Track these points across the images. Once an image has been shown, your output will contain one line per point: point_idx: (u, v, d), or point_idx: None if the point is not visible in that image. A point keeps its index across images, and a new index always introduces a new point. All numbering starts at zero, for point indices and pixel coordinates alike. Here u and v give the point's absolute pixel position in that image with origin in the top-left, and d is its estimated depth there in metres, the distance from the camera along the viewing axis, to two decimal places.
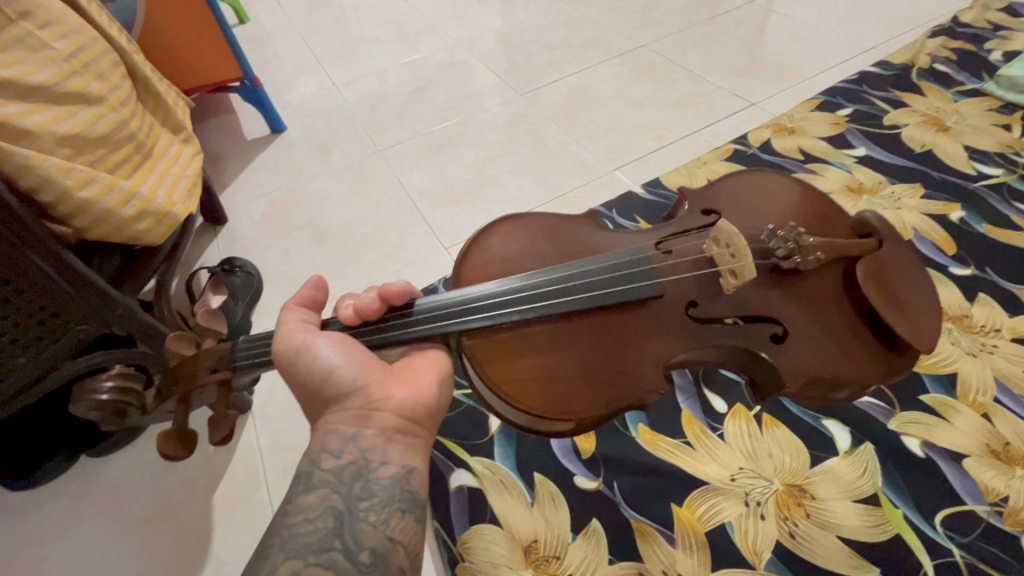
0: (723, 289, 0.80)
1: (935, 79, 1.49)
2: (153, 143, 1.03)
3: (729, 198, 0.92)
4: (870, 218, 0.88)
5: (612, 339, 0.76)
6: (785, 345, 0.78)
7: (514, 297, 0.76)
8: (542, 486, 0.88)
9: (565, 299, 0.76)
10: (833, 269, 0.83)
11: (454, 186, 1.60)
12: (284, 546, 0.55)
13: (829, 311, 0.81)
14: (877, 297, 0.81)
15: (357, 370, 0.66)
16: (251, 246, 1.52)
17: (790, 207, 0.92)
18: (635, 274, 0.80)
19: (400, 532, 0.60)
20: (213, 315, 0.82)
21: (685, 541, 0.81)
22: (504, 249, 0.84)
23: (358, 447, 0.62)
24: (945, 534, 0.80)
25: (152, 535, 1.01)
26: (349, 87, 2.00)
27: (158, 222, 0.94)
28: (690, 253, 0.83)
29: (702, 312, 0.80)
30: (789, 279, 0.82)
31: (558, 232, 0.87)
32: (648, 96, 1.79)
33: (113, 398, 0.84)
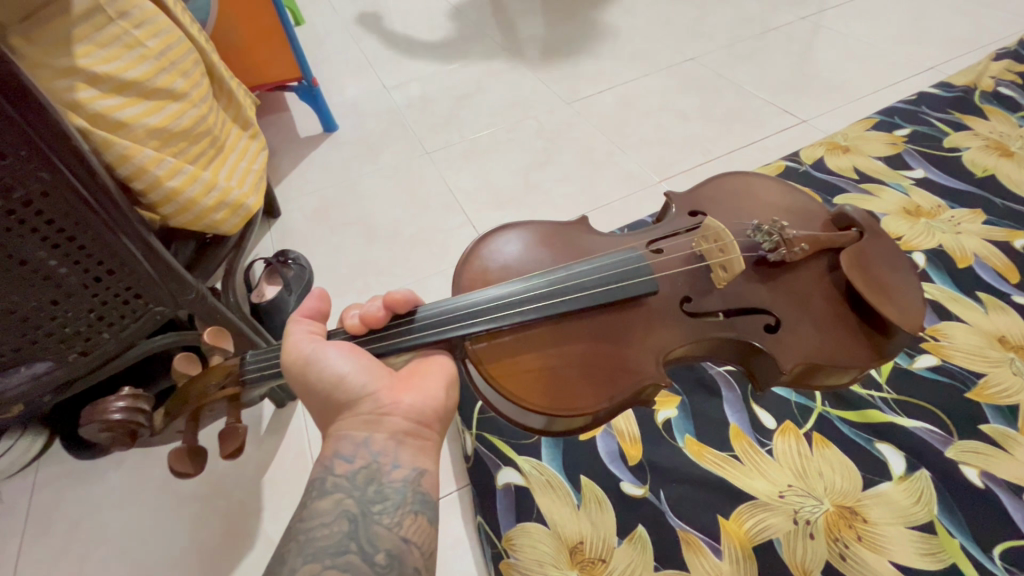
0: (714, 284, 0.81)
1: (998, 103, 1.45)
2: (225, 137, 1.09)
3: (716, 203, 0.94)
4: (852, 211, 0.87)
5: (614, 340, 0.77)
6: (780, 336, 0.79)
7: (509, 298, 0.77)
8: (588, 489, 0.89)
9: (560, 298, 0.78)
10: (818, 261, 0.84)
11: (500, 192, 1.63)
12: (302, 550, 0.56)
13: (817, 302, 0.81)
14: (862, 279, 0.80)
15: (367, 376, 0.67)
16: (303, 239, 1.58)
17: (773, 205, 0.94)
18: (626, 276, 0.80)
19: (413, 532, 0.60)
20: (219, 332, 0.81)
21: (732, 554, 0.81)
22: (499, 262, 0.86)
23: (370, 451, 0.62)
24: (1004, 567, 0.78)
25: (203, 511, 1.06)
26: (398, 90, 2.06)
27: (233, 213, 0.99)
28: (681, 251, 0.85)
29: (695, 307, 0.81)
30: (777, 271, 0.83)
31: (555, 237, 0.89)
32: (695, 109, 1.79)
33: (126, 417, 0.76)
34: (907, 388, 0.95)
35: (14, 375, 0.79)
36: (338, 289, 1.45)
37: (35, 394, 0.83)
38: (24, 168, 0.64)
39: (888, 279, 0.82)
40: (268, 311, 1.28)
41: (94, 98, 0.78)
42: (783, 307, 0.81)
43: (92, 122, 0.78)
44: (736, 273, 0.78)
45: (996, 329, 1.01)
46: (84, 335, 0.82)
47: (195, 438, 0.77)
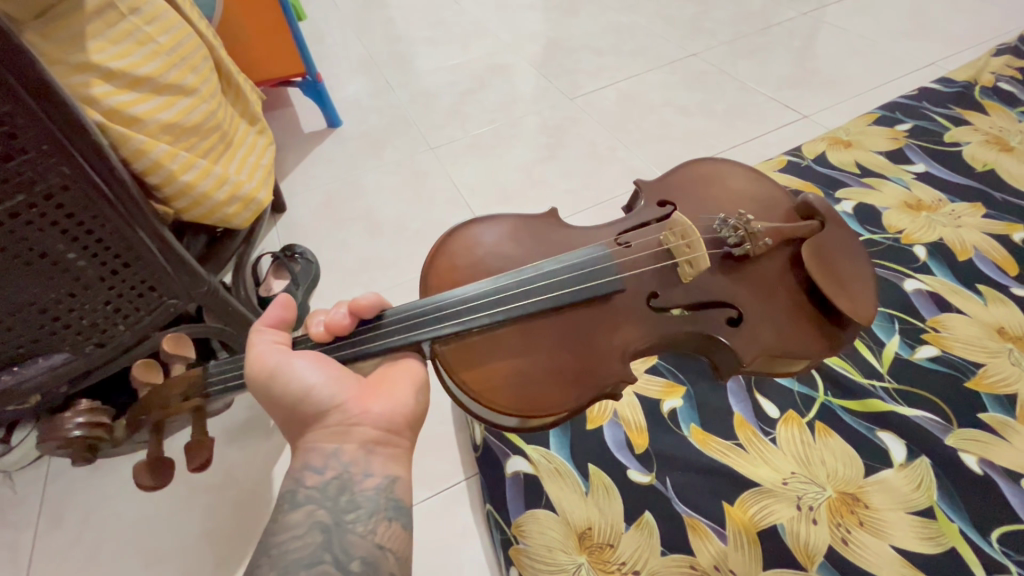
0: (680, 278, 0.84)
1: (998, 97, 1.43)
2: (234, 132, 1.10)
3: (685, 196, 0.94)
4: (813, 200, 0.90)
5: (582, 340, 0.79)
6: (741, 329, 0.82)
7: (475, 300, 0.77)
8: (596, 477, 0.91)
9: (528, 299, 0.78)
10: (781, 252, 0.87)
11: (504, 187, 1.64)
12: (277, 563, 0.56)
13: (776, 295, 0.85)
14: (817, 270, 0.84)
15: (335, 388, 0.66)
16: (308, 235, 1.59)
17: (737, 194, 0.95)
18: (591, 275, 0.81)
19: (388, 539, 0.61)
20: (181, 340, 0.79)
21: (736, 539, 0.83)
22: (466, 257, 0.85)
23: (340, 462, 0.63)
24: (1001, 551, 0.80)
25: (214, 501, 1.07)
26: (402, 86, 2.07)
27: (245, 207, 1.00)
28: (649, 247, 0.86)
29: (662, 301, 0.83)
30: (742, 264, 0.86)
31: (524, 232, 0.89)
32: (698, 104, 1.81)
33: (83, 434, 0.83)
34: (908, 379, 0.97)
35: (31, 366, 0.81)
36: (344, 284, 1.46)
37: (52, 386, 0.85)
38: (46, 162, 0.65)
39: (842, 269, 0.87)
40: None
41: (108, 93, 0.79)
42: (745, 302, 0.84)
43: (107, 117, 0.79)
44: (701, 270, 0.82)
45: (996, 321, 1.02)
46: (101, 327, 0.84)
47: (160, 450, 0.76)
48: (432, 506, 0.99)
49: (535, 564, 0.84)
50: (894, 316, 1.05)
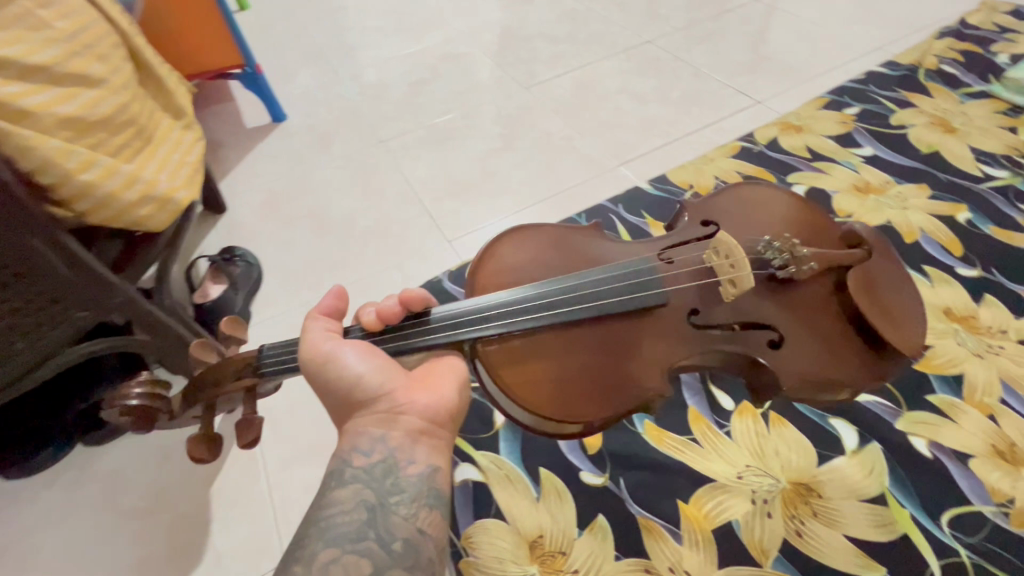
0: (723, 298, 0.77)
1: (941, 80, 1.42)
2: (154, 127, 1.01)
3: (727, 213, 0.87)
4: (861, 227, 0.82)
5: (621, 345, 0.74)
6: (782, 353, 0.76)
7: (521, 303, 0.73)
8: (548, 481, 0.87)
9: (575, 307, 0.73)
10: (828, 278, 0.79)
11: (457, 180, 1.58)
12: (323, 535, 0.54)
13: (820, 318, 0.78)
14: (866, 302, 0.77)
15: (384, 376, 0.64)
16: (250, 235, 1.50)
17: (779, 218, 0.87)
18: (639, 282, 0.76)
19: (429, 524, 0.58)
20: (238, 322, 0.80)
21: (691, 538, 0.81)
22: (515, 257, 0.80)
23: (387, 447, 0.60)
24: (951, 534, 0.80)
25: (147, 526, 1.00)
26: (350, 78, 1.98)
27: (160, 209, 0.92)
28: (690, 264, 0.80)
29: (703, 319, 0.77)
30: (787, 289, 0.78)
31: (565, 243, 0.83)
32: (653, 91, 1.78)
33: (142, 404, 0.73)
34: None
35: None
36: (288, 286, 1.38)
37: None
38: None
39: (892, 300, 0.79)
40: (215, 312, 1.21)
41: None
42: (788, 324, 0.77)
43: None
44: (745, 289, 0.75)
45: (943, 302, 1.02)
46: None
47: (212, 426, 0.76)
48: None
49: None
50: None
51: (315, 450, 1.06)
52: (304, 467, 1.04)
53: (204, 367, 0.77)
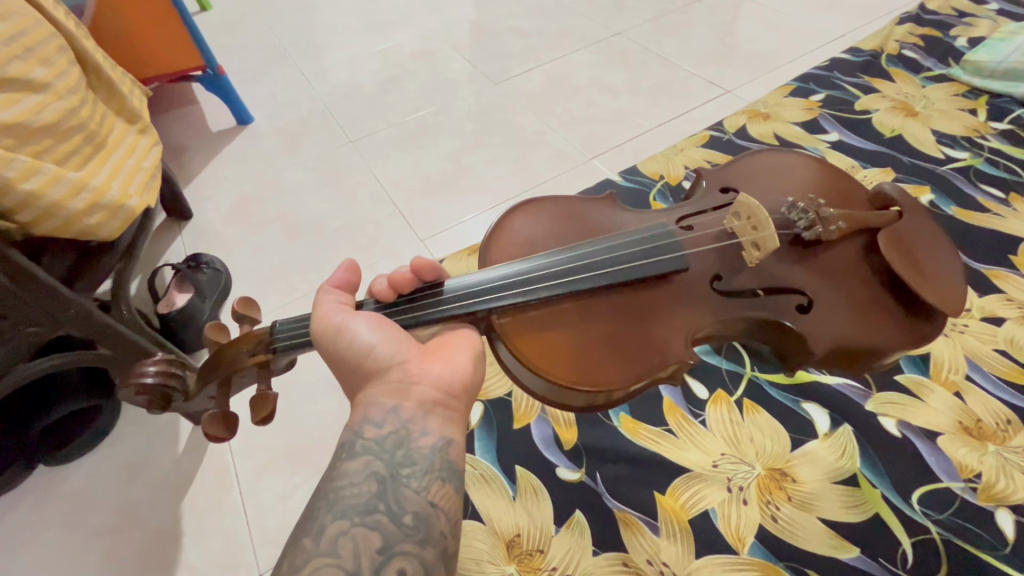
0: (746, 262, 0.76)
1: (903, 65, 1.42)
2: (106, 132, 0.97)
3: (748, 180, 0.86)
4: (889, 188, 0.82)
5: (640, 311, 0.72)
6: (812, 315, 0.74)
7: (544, 271, 0.71)
8: (524, 479, 0.86)
9: (600, 271, 0.72)
10: (853, 241, 0.79)
11: (429, 178, 1.56)
12: (332, 507, 0.49)
13: (850, 279, 0.77)
14: (898, 258, 0.76)
15: (396, 346, 0.60)
16: (218, 241, 1.46)
17: (803, 183, 0.87)
18: (659, 246, 0.75)
19: (441, 499, 0.52)
20: (250, 302, 0.75)
21: (669, 530, 0.80)
22: (532, 230, 0.79)
23: (399, 418, 0.55)
24: (922, 512, 0.80)
25: (114, 545, 0.96)
26: (317, 78, 1.94)
27: (111, 216, 0.88)
28: (710, 229, 0.79)
29: (727, 285, 0.75)
30: (812, 252, 0.78)
31: (578, 216, 0.81)
32: (624, 83, 1.78)
33: (158, 382, 0.74)
34: None
35: None
36: (258, 293, 1.34)
37: None
38: None
39: (923, 258, 0.79)
40: (181, 321, 1.16)
41: None
42: (816, 286, 0.76)
43: None
44: (767, 250, 0.74)
45: None
46: None
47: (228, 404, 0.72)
48: None
49: None
50: None
51: (288, 458, 1.04)
52: (277, 476, 1.02)
53: (218, 347, 0.73)
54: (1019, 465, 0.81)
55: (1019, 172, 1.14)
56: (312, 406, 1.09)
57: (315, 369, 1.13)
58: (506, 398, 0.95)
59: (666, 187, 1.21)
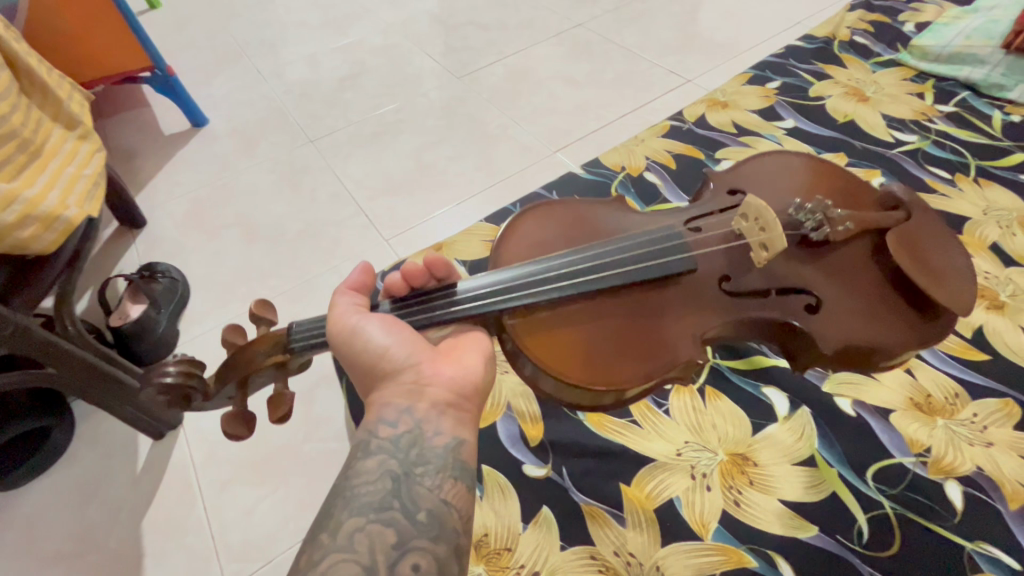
0: (753, 263, 0.75)
1: (854, 51, 1.44)
2: (41, 140, 0.92)
3: (758, 180, 0.86)
4: (898, 189, 0.81)
5: (649, 313, 0.71)
6: (819, 316, 0.74)
7: (554, 273, 0.70)
8: (491, 478, 0.86)
9: (608, 276, 0.71)
10: (860, 241, 0.79)
11: (392, 176, 1.54)
12: (348, 504, 0.48)
13: (860, 279, 0.76)
14: (903, 256, 0.76)
15: (409, 349, 0.60)
16: (173, 248, 1.41)
17: (811, 183, 0.86)
18: (668, 246, 0.74)
19: (455, 497, 0.51)
20: (267, 303, 0.72)
21: (635, 520, 0.81)
22: (540, 232, 0.78)
23: (414, 417, 0.55)
24: (876, 487, 0.82)
25: (71, 569, 0.93)
26: (274, 76, 1.89)
27: (48, 228, 0.84)
28: (718, 230, 0.78)
29: (734, 286, 0.74)
30: (820, 252, 0.77)
31: (586, 221, 0.80)
32: (587, 75, 1.78)
33: (179, 381, 0.69)
34: None
35: None
36: (218, 301, 1.30)
37: None
38: None
39: (933, 257, 0.78)
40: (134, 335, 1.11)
41: None
42: (823, 286, 0.75)
43: None
44: (773, 253, 0.73)
45: None
46: None
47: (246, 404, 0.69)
48: None
49: None
50: None
51: (253, 469, 1.02)
52: (242, 489, 1.00)
53: (234, 348, 0.71)
54: (967, 437, 0.84)
55: (963, 153, 1.17)
56: None
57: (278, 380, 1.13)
58: None
59: (628, 178, 1.19)
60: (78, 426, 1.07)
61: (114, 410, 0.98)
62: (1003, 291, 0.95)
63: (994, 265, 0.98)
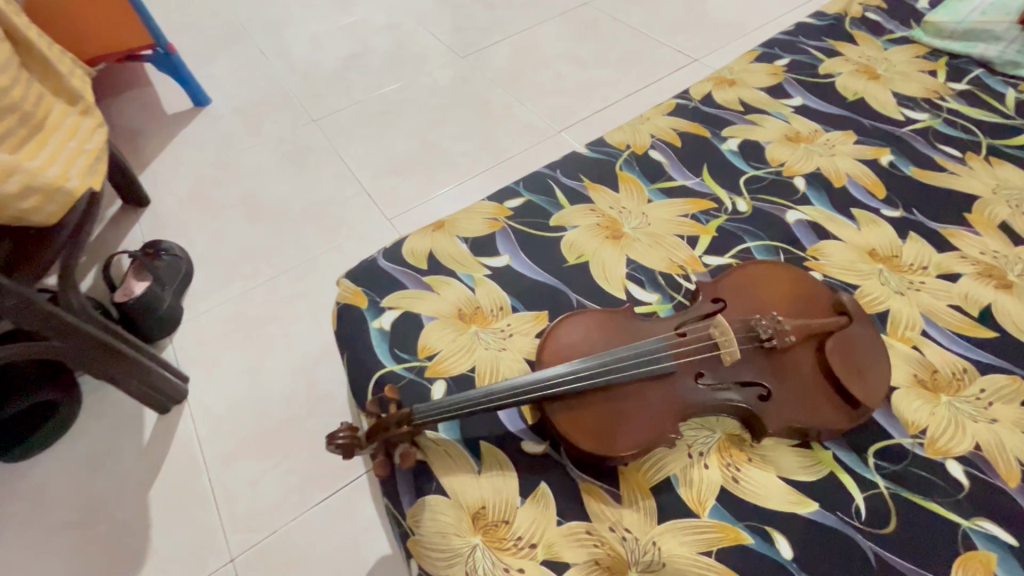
0: (714, 367, 0.76)
1: (866, 27, 1.40)
2: (41, 114, 0.92)
3: (735, 291, 0.84)
4: (847, 297, 0.82)
5: (617, 401, 0.73)
6: (767, 406, 0.74)
7: (559, 376, 0.72)
8: (490, 452, 0.76)
9: (611, 380, 0.73)
10: (808, 347, 0.77)
11: (395, 155, 1.53)
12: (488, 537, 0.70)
13: (800, 378, 0.75)
14: (840, 362, 0.75)
15: None
16: (177, 227, 1.41)
17: (787, 292, 0.83)
18: (649, 355, 0.75)
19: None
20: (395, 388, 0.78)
21: (632, 498, 0.72)
22: (568, 336, 0.79)
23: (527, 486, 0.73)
24: (874, 466, 0.73)
25: (79, 540, 0.94)
26: (278, 55, 1.87)
27: (48, 199, 0.84)
28: (699, 340, 0.77)
29: (706, 380, 0.75)
30: (769, 358, 0.77)
31: (610, 323, 0.81)
32: (592, 54, 1.75)
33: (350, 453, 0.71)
34: None
35: None
36: (220, 278, 1.30)
37: None
38: None
39: (871, 362, 0.76)
40: (140, 312, 1.12)
41: None
42: (769, 382, 0.75)
43: None
44: (735, 356, 0.76)
45: (868, 243, 0.96)
46: None
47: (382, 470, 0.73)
48: (331, 504, 0.97)
49: (431, 557, 0.71)
50: (779, 248, 0.97)
51: (256, 444, 1.03)
52: (246, 462, 1.01)
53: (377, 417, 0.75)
54: (971, 414, 0.76)
55: (975, 132, 1.15)
56: (280, 393, 1.09)
57: (278, 359, 1.14)
58: (467, 372, 0.84)
59: (633, 157, 1.15)
60: (85, 400, 1.08)
61: (119, 382, 0.98)
62: (1012, 269, 0.92)
63: (1002, 244, 0.96)
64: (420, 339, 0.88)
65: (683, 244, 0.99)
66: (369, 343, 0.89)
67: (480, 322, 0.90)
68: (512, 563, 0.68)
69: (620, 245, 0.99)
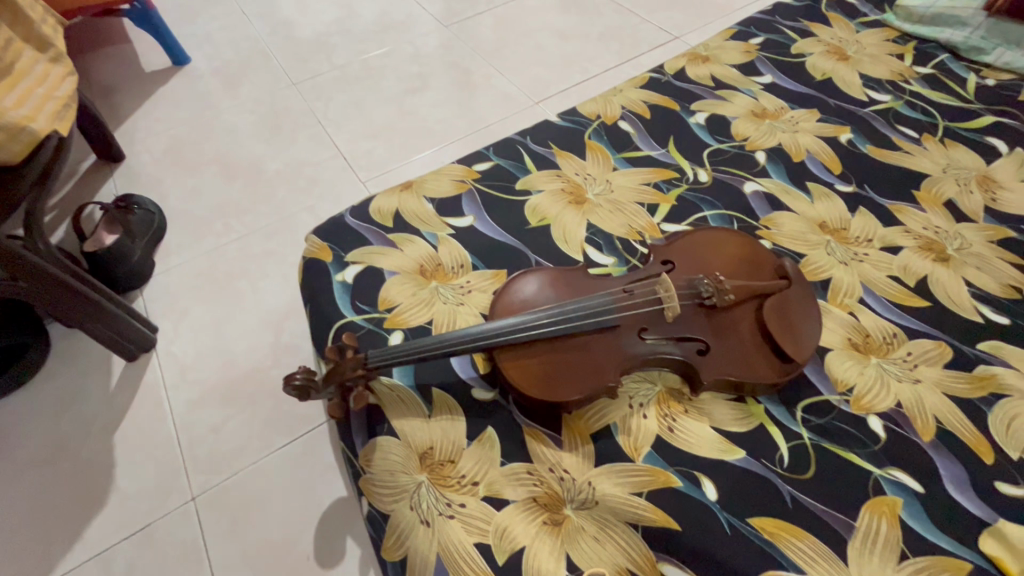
0: (656, 322, 0.80)
1: (841, 10, 1.42)
2: (9, 57, 0.92)
3: (683, 254, 0.87)
4: (789, 263, 0.86)
5: (563, 352, 0.76)
6: (703, 359, 0.78)
7: (512, 326, 0.75)
8: (440, 398, 0.79)
9: (561, 331, 0.76)
10: (747, 307, 0.81)
11: (372, 121, 1.53)
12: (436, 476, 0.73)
13: (737, 335, 0.79)
14: (775, 321, 0.80)
15: None
16: (151, 183, 1.42)
17: (733, 256, 0.87)
18: (596, 309, 0.78)
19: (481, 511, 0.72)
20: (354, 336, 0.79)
21: (572, 443, 0.76)
22: (520, 290, 0.82)
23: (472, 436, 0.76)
24: (802, 420, 0.78)
25: (45, 477, 0.97)
26: (260, 17, 1.85)
27: (13, 140, 0.85)
28: (644, 297, 0.81)
29: (648, 335, 0.79)
30: (708, 316, 0.81)
31: (562, 280, 0.84)
32: (575, 28, 1.75)
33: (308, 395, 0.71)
34: None
35: None
36: (192, 234, 1.31)
37: None
38: None
39: (804, 322, 0.81)
40: (109, 262, 1.13)
41: None
42: (707, 338, 0.79)
43: None
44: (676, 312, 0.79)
45: (819, 216, 1.00)
46: None
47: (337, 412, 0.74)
48: (292, 449, 1.00)
49: (379, 492, 0.74)
50: (733, 217, 1.01)
51: (222, 392, 1.06)
52: (211, 408, 1.04)
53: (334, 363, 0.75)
54: (896, 374, 0.81)
55: (934, 114, 1.18)
56: (248, 346, 1.12)
57: (247, 313, 1.17)
58: (426, 323, 0.88)
59: (602, 126, 1.17)
60: (53, 347, 1.10)
61: (86, 326, 0.99)
62: (951, 244, 0.96)
63: (946, 220, 0.99)
64: (380, 292, 0.91)
65: (642, 211, 1.02)
66: (332, 295, 0.92)
67: (440, 278, 0.93)
68: (454, 499, 0.72)
69: (582, 210, 1.02)
